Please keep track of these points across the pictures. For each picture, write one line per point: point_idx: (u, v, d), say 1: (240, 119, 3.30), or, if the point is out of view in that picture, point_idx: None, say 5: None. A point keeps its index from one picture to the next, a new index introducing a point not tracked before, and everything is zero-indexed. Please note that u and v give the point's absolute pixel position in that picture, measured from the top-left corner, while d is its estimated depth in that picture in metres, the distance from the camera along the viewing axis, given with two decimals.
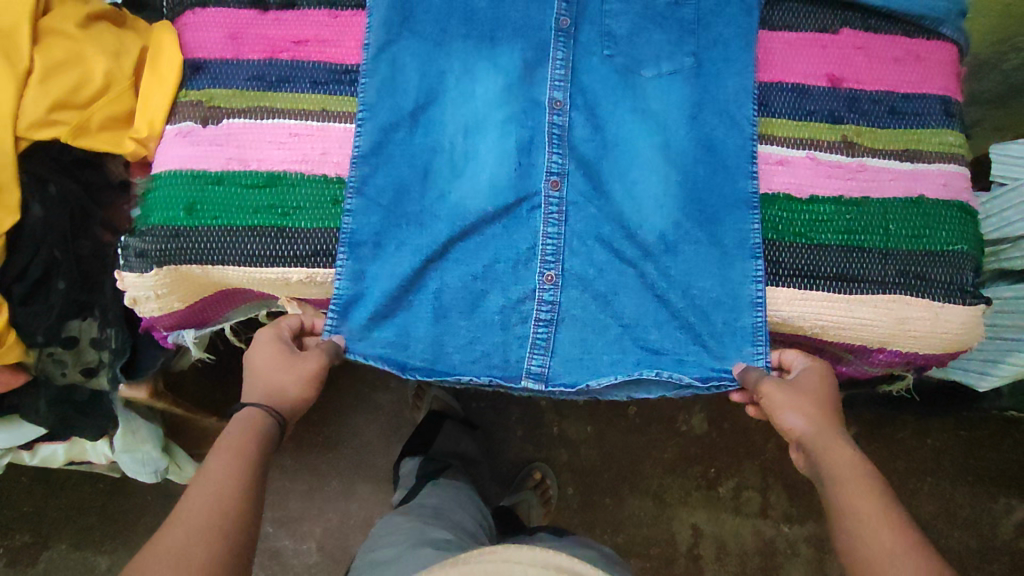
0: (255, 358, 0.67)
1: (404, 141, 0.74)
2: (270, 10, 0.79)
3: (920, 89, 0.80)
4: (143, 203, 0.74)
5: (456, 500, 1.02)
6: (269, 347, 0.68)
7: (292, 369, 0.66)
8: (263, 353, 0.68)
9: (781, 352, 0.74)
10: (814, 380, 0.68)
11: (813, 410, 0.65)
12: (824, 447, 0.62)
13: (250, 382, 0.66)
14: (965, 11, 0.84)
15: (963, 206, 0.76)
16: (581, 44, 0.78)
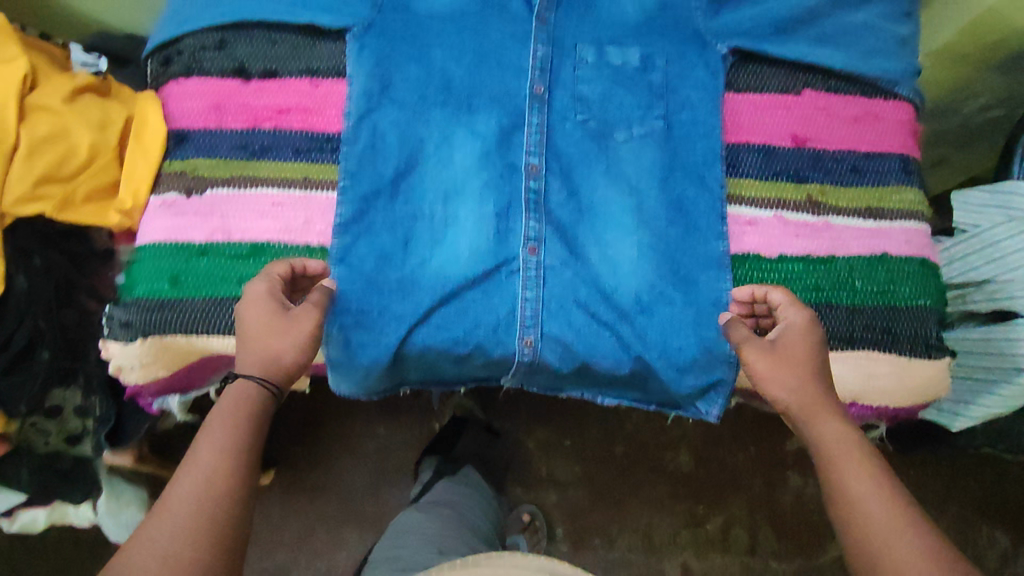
0: (244, 316, 0.65)
1: (385, 208, 0.76)
2: (253, 78, 0.80)
3: (880, 148, 0.84)
4: (127, 273, 0.75)
5: (468, 495, 1.15)
6: (262, 302, 0.65)
7: (284, 336, 0.64)
8: (253, 311, 0.64)
9: (756, 286, 0.73)
10: (798, 341, 0.67)
11: (800, 380, 0.65)
12: (811, 419, 0.64)
13: (243, 351, 0.64)
14: (918, 72, 0.89)
15: (925, 261, 0.80)
16: (555, 110, 0.82)
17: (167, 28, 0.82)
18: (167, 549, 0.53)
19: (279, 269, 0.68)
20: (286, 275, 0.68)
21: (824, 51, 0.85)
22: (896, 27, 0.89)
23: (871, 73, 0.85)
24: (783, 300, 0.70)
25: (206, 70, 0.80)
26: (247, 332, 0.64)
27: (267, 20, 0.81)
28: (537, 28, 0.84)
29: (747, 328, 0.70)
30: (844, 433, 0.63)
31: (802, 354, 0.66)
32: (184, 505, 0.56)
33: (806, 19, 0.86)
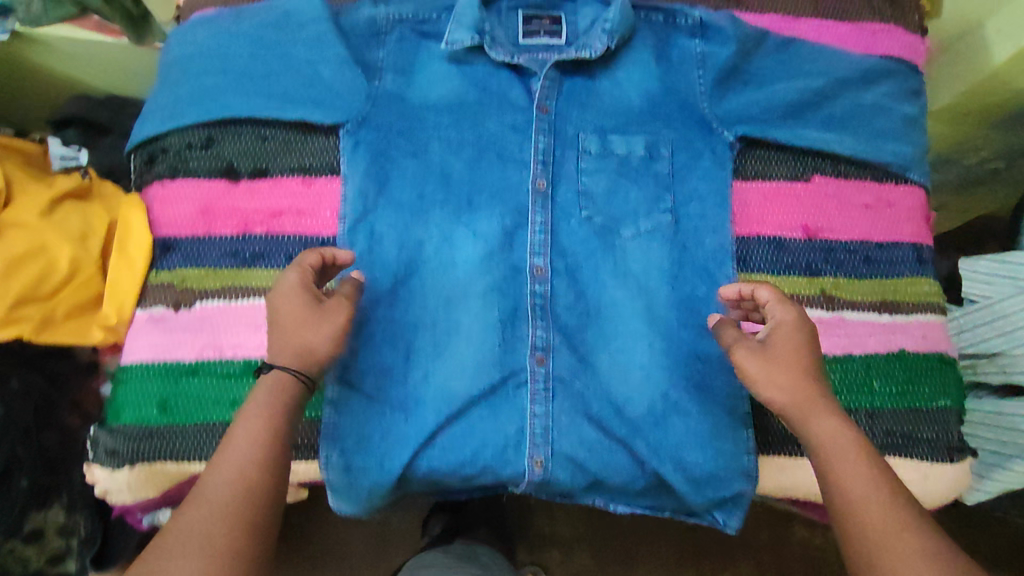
0: (276, 304, 0.64)
1: (385, 318, 0.73)
2: (242, 179, 0.77)
3: (892, 237, 0.82)
4: (113, 395, 0.71)
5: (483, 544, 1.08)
6: (295, 294, 0.64)
7: (317, 330, 0.63)
8: (286, 302, 0.63)
9: (744, 282, 0.70)
10: (787, 338, 0.65)
11: (792, 380, 0.63)
12: (808, 418, 0.62)
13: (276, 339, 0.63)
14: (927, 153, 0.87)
15: (943, 356, 0.79)
16: (559, 206, 0.79)
17: (150, 124, 0.78)
18: (193, 543, 0.53)
19: (313, 258, 0.67)
20: (317, 266, 0.67)
21: (832, 135, 0.83)
22: (905, 106, 0.86)
23: (879, 159, 0.83)
24: (770, 297, 0.68)
25: (192, 170, 0.76)
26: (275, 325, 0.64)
27: (256, 115, 0.77)
28: (539, 117, 0.80)
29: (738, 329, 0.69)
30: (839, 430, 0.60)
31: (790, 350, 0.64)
32: (206, 496, 0.55)
33: (814, 101, 0.84)
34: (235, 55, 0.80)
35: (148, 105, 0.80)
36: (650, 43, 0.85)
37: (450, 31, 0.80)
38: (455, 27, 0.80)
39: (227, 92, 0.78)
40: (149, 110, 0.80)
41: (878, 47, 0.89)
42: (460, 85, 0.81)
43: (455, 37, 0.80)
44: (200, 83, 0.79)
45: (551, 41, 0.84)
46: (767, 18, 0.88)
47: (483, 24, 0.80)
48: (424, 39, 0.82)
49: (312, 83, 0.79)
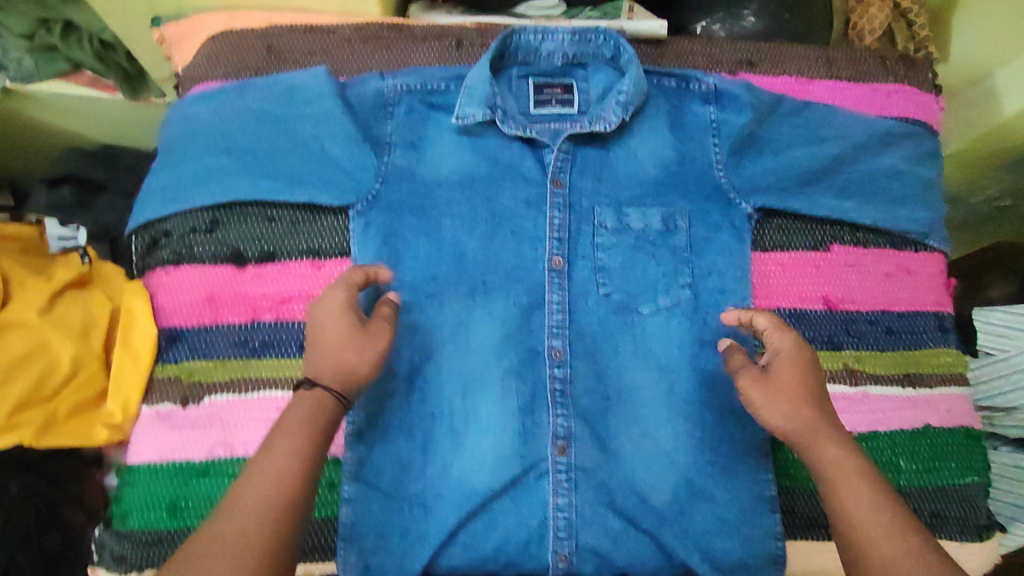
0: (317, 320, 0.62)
1: (401, 409, 0.71)
2: (249, 264, 0.74)
3: (912, 306, 0.81)
4: (118, 498, 0.68)
5: None
6: (340, 315, 0.62)
7: (361, 353, 0.61)
8: (331, 322, 0.62)
9: (741, 310, 0.71)
10: (790, 365, 0.64)
11: (794, 407, 0.62)
12: (814, 443, 0.61)
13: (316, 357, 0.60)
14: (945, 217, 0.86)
15: (968, 430, 0.78)
16: (576, 283, 0.77)
17: (152, 208, 0.75)
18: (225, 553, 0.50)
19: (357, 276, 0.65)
20: (361, 285, 0.66)
21: (850, 202, 0.82)
22: (922, 169, 0.85)
23: (897, 226, 0.82)
24: (770, 324, 0.68)
25: (196, 256, 0.74)
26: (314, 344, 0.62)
27: (263, 196, 0.75)
28: (553, 191, 0.79)
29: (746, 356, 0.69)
30: (844, 458, 0.59)
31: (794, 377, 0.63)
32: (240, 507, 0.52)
33: (830, 167, 0.83)
34: (238, 132, 0.77)
35: (148, 185, 0.78)
36: (663, 110, 0.83)
37: (461, 104, 0.78)
38: (467, 99, 0.78)
39: (232, 173, 0.75)
40: (148, 190, 0.77)
41: (893, 108, 0.88)
42: (472, 159, 0.79)
43: (466, 111, 0.78)
44: (202, 163, 0.76)
45: (563, 111, 0.83)
46: (779, 82, 0.87)
47: (495, 98, 0.78)
48: (433, 111, 0.81)
49: (319, 161, 0.76)
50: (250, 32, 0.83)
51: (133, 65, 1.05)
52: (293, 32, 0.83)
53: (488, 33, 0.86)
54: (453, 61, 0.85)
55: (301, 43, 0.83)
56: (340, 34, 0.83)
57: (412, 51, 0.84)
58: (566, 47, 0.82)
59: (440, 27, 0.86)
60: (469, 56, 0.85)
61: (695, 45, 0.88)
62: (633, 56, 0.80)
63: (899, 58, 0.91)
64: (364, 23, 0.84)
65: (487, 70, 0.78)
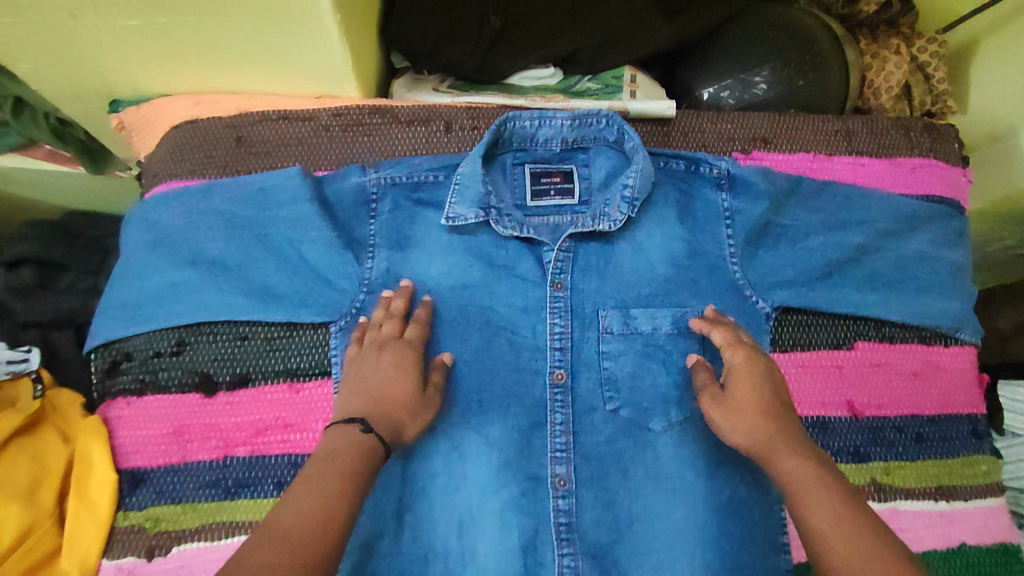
0: (367, 374, 0.64)
1: (391, 551, 0.66)
2: (220, 390, 0.68)
3: (945, 409, 0.75)
4: None
5: None
6: (404, 379, 0.64)
7: (416, 416, 0.64)
8: (393, 384, 0.64)
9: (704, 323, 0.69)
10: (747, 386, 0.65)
11: (752, 423, 0.62)
12: (774, 454, 0.60)
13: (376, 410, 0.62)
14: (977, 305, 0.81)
15: (1005, 546, 0.73)
16: (580, 398, 0.71)
17: (110, 327, 0.69)
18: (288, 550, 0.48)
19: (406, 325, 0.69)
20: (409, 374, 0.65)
21: (876, 296, 0.76)
22: (951, 253, 0.79)
23: (925, 321, 0.76)
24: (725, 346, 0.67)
25: (162, 384, 0.68)
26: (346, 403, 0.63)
27: (234, 313, 0.68)
28: (553, 294, 0.73)
29: (710, 374, 0.68)
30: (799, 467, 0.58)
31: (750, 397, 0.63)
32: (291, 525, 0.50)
33: (853, 257, 0.76)
34: (206, 240, 0.70)
35: (106, 298, 0.71)
36: (669, 198, 0.77)
37: (451, 204, 0.72)
38: (459, 198, 0.72)
39: (199, 287, 0.69)
40: (106, 305, 0.71)
41: (918, 184, 0.82)
42: (465, 260, 0.74)
43: (455, 212, 0.72)
44: (164, 275, 0.69)
45: (562, 202, 0.76)
46: (796, 159, 0.82)
47: (488, 197, 0.72)
48: (419, 206, 0.74)
49: (296, 269, 0.70)
50: (218, 120, 0.76)
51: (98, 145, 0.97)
52: (264, 120, 0.76)
53: (478, 112, 0.79)
54: (439, 148, 0.78)
55: (273, 133, 0.76)
56: (317, 121, 0.76)
57: (395, 138, 0.77)
58: (565, 132, 0.75)
59: (427, 107, 0.78)
60: (458, 140, 0.78)
61: (705, 119, 0.82)
62: (638, 143, 0.73)
63: (924, 128, 0.84)
64: (342, 106, 0.77)
65: (480, 166, 0.71)
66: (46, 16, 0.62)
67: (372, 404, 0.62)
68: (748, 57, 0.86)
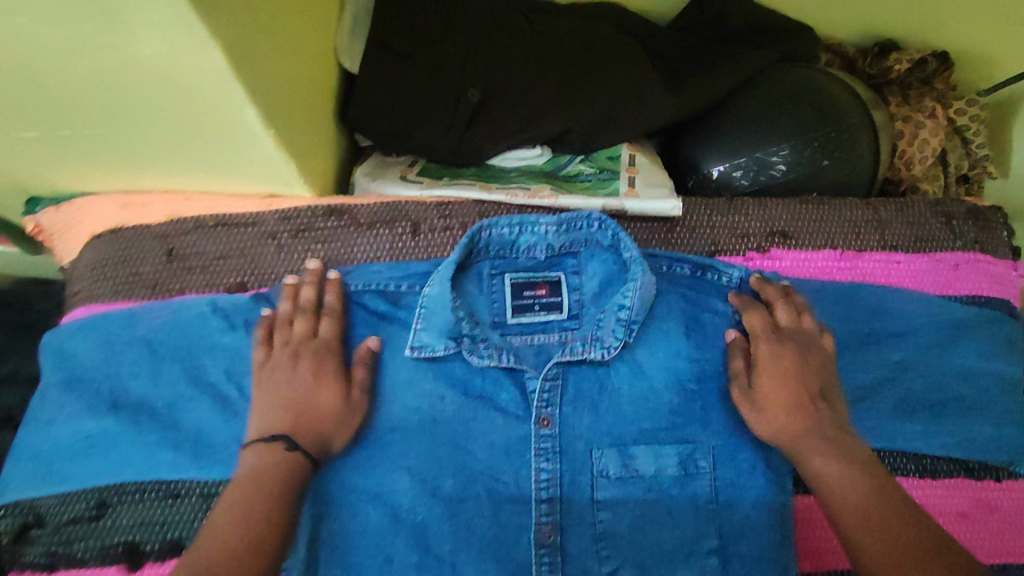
0: (288, 389, 0.58)
1: None
2: (147, 562, 0.57)
3: (1000, 559, 0.65)
4: None
5: None
6: (328, 411, 0.58)
7: (342, 425, 0.58)
8: (313, 405, 0.57)
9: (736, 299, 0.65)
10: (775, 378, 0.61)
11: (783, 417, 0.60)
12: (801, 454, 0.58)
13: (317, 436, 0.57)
14: None
15: None
16: (571, 556, 0.60)
17: (20, 483, 0.59)
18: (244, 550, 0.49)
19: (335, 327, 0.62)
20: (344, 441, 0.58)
21: (912, 422, 0.65)
22: (1001, 365, 0.68)
23: (970, 451, 0.66)
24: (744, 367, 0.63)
25: (79, 556, 0.57)
26: (263, 421, 0.57)
27: (162, 466, 0.58)
28: (538, 433, 0.62)
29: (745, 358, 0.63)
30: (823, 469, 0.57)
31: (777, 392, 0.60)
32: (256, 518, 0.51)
33: (889, 380, 0.66)
34: (131, 377, 0.61)
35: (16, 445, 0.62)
36: (676, 311, 0.66)
37: (417, 332, 0.63)
38: (426, 323, 0.63)
39: (122, 435, 0.59)
40: (14, 453, 0.61)
41: (962, 285, 0.71)
42: (436, 390, 0.63)
43: (421, 340, 0.63)
44: (80, 421, 0.60)
45: (548, 320, 0.66)
46: (821, 258, 0.71)
47: (460, 324, 0.62)
48: (387, 322, 0.64)
49: (233, 410, 0.60)
50: (148, 230, 0.65)
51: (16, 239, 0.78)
52: (200, 228, 0.65)
53: (450, 209, 0.69)
54: (404, 254, 0.67)
55: (210, 242, 0.65)
56: (264, 227, 0.66)
57: (354, 244, 0.67)
58: (551, 238, 0.64)
59: (391, 206, 0.68)
60: (427, 245, 0.68)
61: (715, 211, 0.71)
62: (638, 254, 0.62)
63: (967, 213, 0.73)
64: (292, 207, 0.66)
65: (449, 292, 0.62)
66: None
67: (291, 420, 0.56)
68: (767, 132, 0.76)
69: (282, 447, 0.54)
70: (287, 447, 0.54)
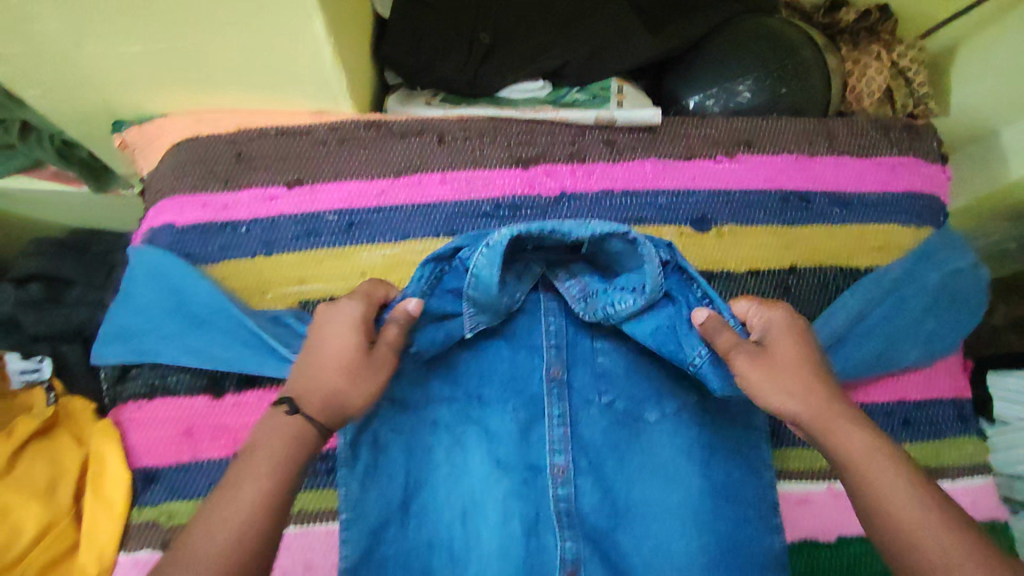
0: (326, 355, 0.60)
1: (397, 538, 0.69)
2: (226, 392, 0.71)
3: (935, 394, 0.80)
4: None
5: None
6: (347, 363, 0.59)
7: (358, 382, 0.59)
8: (330, 358, 0.60)
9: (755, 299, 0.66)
10: (785, 346, 0.60)
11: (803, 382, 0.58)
12: (827, 429, 0.56)
13: (336, 386, 0.59)
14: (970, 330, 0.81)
15: (997, 523, 0.77)
16: (576, 392, 0.73)
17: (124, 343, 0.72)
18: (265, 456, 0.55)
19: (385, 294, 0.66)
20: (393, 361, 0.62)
21: (873, 344, 0.76)
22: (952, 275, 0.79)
23: (923, 347, 0.78)
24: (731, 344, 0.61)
25: (172, 387, 0.71)
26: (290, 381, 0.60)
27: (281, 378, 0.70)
28: (548, 295, 0.76)
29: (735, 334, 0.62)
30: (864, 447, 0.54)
31: (792, 358, 0.59)
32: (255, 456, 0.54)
33: (862, 317, 0.76)
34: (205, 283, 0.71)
35: (133, 339, 0.72)
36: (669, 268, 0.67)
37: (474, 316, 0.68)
38: (480, 310, 0.67)
39: (241, 353, 0.68)
40: (140, 355, 0.71)
41: (898, 181, 0.85)
42: None
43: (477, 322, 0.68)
44: (206, 337, 0.70)
45: (563, 258, 0.72)
46: (780, 160, 0.85)
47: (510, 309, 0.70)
48: (421, 208, 0.79)
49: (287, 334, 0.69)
50: (219, 138, 0.79)
51: (96, 165, 1.00)
52: (263, 136, 0.79)
53: (469, 123, 0.82)
54: (433, 156, 0.81)
55: (272, 148, 0.79)
56: (314, 135, 0.80)
57: (390, 150, 0.80)
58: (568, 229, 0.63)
59: (420, 120, 0.82)
60: (452, 150, 0.81)
61: (690, 126, 0.85)
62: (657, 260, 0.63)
63: (902, 127, 0.88)
64: (338, 120, 0.80)
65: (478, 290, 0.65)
66: (46, 46, 0.65)
67: (305, 382, 0.59)
68: (734, 65, 0.90)
69: (282, 411, 0.56)
70: (288, 411, 0.56)
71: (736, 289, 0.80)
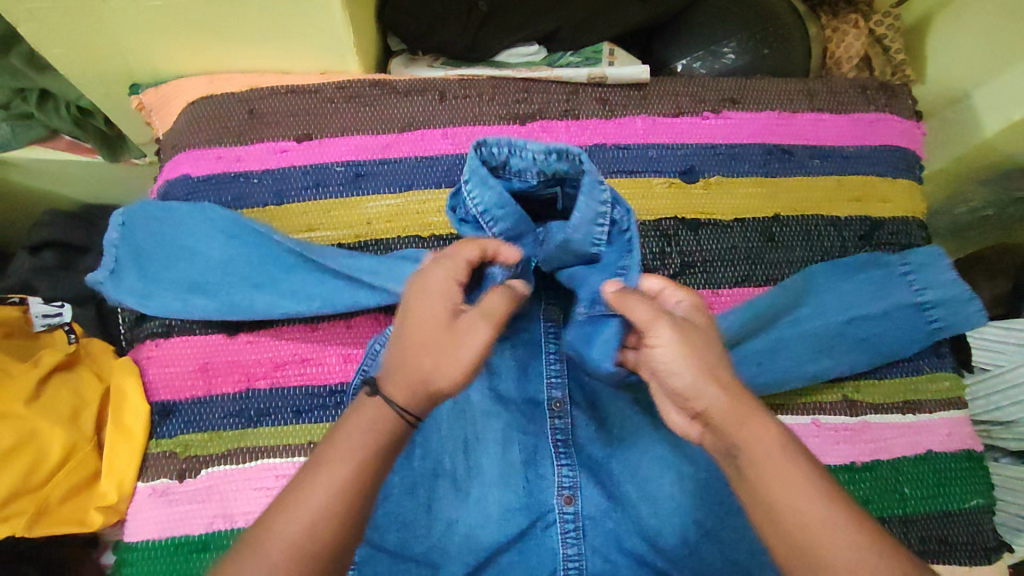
0: (421, 333, 0.55)
1: (402, 466, 0.72)
2: (241, 331, 0.75)
3: None
4: (122, 558, 0.70)
5: None
6: (440, 339, 0.54)
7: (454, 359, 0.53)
8: (422, 332, 0.55)
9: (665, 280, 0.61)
10: (698, 336, 0.55)
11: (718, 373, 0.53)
12: (738, 429, 0.50)
13: (430, 366, 0.54)
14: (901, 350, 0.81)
15: (970, 453, 0.82)
16: None
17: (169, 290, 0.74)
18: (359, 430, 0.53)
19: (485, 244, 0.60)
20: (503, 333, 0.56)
21: (792, 341, 0.78)
22: (901, 293, 0.80)
23: (848, 355, 0.79)
24: (651, 314, 0.55)
25: (186, 326, 0.75)
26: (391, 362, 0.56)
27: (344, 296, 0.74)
28: None
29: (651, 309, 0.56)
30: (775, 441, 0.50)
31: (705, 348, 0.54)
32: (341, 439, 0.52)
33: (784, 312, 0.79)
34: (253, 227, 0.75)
35: (217, 293, 0.73)
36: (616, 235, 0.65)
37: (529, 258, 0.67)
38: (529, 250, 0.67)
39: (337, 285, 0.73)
40: (227, 303, 0.73)
41: (875, 135, 0.90)
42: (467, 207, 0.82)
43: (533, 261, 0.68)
44: (301, 281, 0.74)
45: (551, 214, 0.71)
46: (763, 117, 0.89)
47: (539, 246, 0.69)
48: (423, 160, 0.83)
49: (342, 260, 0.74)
50: (231, 95, 0.84)
51: (111, 131, 1.04)
52: (274, 94, 0.84)
53: (469, 82, 0.87)
54: (434, 112, 0.85)
55: (282, 104, 0.83)
56: (322, 93, 0.84)
57: (395, 107, 0.84)
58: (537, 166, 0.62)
59: (423, 81, 0.86)
60: (452, 108, 0.85)
61: (678, 85, 0.90)
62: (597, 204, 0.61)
63: (879, 86, 0.93)
64: (345, 80, 0.85)
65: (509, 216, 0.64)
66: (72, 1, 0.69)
67: (396, 361, 0.55)
68: (717, 30, 0.96)
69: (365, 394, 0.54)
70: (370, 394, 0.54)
71: (724, 236, 0.84)
